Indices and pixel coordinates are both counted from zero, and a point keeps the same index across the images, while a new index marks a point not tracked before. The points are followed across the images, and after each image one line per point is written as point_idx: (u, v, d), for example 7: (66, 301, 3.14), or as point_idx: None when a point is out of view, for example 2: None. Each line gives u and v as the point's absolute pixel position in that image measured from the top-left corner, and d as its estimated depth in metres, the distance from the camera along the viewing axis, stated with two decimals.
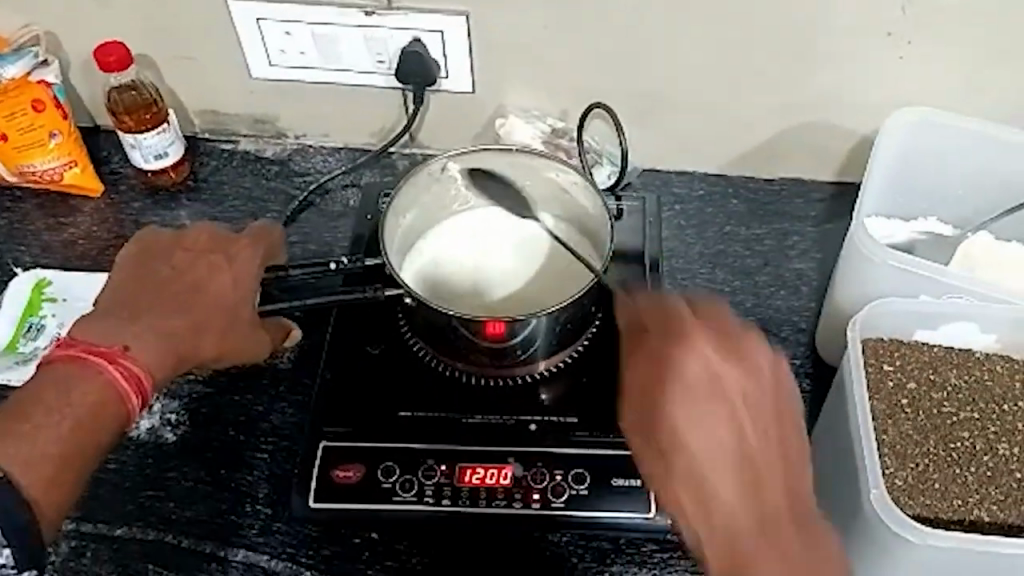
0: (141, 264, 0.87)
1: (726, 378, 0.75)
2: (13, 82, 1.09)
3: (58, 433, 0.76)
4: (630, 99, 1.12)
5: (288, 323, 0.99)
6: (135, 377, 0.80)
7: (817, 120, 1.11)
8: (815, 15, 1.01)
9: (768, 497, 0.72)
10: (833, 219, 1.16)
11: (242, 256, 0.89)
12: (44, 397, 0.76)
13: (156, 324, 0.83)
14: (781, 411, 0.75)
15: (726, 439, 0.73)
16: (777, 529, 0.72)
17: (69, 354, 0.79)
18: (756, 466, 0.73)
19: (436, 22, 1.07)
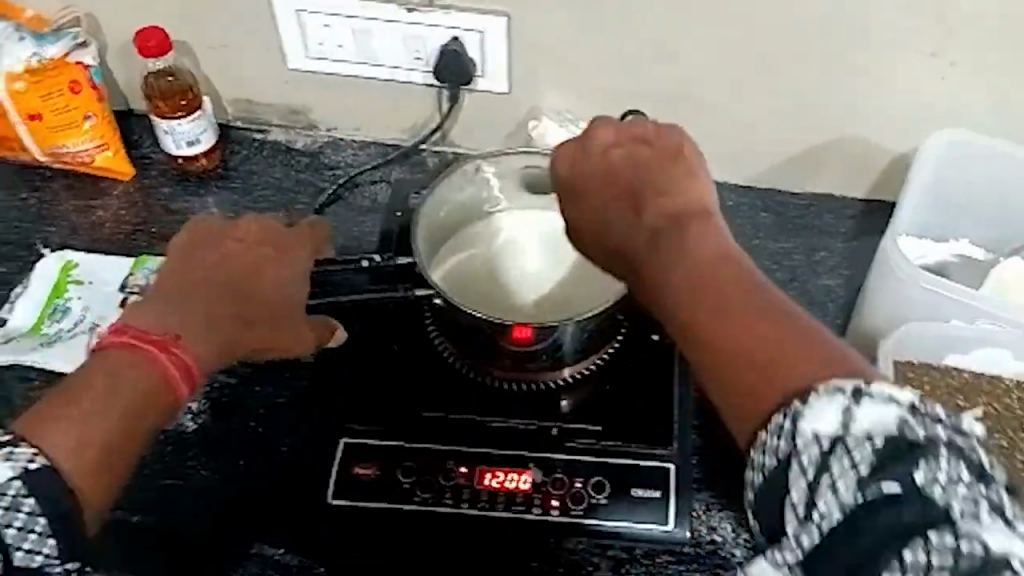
0: (188, 255, 0.83)
1: (628, 166, 0.80)
2: (52, 62, 1.08)
3: (106, 418, 0.67)
4: (665, 107, 1.11)
5: (332, 322, 0.96)
6: (187, 368, 0.74)
7: (852, 136, 1.10)
8: (858, 32, 1.00)
9: (683, 246, 0.69)
10: (862, 237, 1.15)
11: (294, 253, 0.88)
12: (97, 380, 0.68)
13: (211, 316, 0.79)
14: (686, 176, 0.77)
15: (631, 214, 0.77)
16: (693, 279, 0.66)
17: (118, 341, 0.71)
18: (662, 220, 0.73)
19: (476, 21, 1.06)
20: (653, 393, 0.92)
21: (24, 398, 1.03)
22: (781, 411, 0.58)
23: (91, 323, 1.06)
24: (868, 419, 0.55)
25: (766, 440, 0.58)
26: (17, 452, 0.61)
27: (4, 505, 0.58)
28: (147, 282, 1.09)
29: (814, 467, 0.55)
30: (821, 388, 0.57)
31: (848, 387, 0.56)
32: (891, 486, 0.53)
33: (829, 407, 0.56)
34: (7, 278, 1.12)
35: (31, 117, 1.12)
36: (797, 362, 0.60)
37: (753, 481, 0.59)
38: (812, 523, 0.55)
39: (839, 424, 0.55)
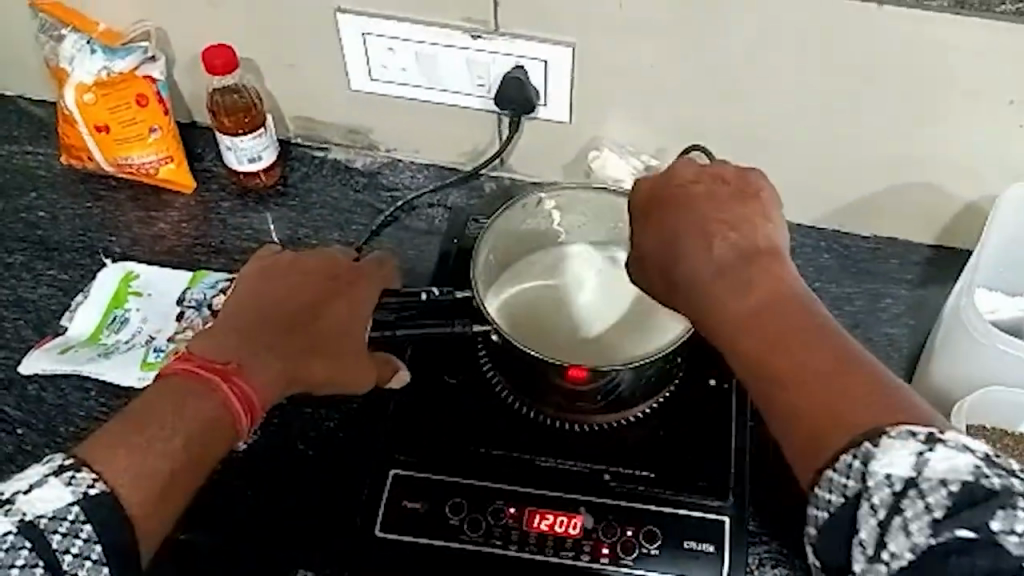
0: (259, 283, 0.85)
1: (700, 198, 0.80)
2: (121, 75, 1.11)
3: (170, 448, 0.70)
4: (732, 145, 1.09)
5: (398, 364, 0.95)
6: (247, 399, 0.76)
7: (922, 182, 1.06)
8: (938, 78, 0.97)
9: (754, 284, 0.71)
10: (929, 284, 1.12)
11: (359, 289, 0.89)
12: (160, 408, 0.71)
13: (273, 347, 0.80)
14: (760, 217, 0.77)
15: (702, 243, 0.76)
16: (765, 315, 0.69)
17: (181, 369, 0.74)
18: (735, 258, 0.74)
19: (543, 51, 1.04)
20: (706, 441, 0.93)
21: (80, 408, 1.04)
22: (851, 447, 0.61)
23: (147, 336, 1.07)
24: (943, 467, 0.58)
25: (834, 476, 0.61)
26: (79, 476, 0.64)
27: (63, 530, 0.62)
28: (204, 297, 1.09)
29: (886, 507, 0.59)
30: (891, 429, 0.60)
31: (922, 432, 0.60)
32: (967, 531, 0.57)
33: (903, 451, 0.59)
34: (68, 286, 1.12)
35: (99, 129, 1.14)
36: (867, 403, 0.63)
37: (817, 518, 0.62)
38: (881, 563, 0.59)
39: (913, 471, 0.59)
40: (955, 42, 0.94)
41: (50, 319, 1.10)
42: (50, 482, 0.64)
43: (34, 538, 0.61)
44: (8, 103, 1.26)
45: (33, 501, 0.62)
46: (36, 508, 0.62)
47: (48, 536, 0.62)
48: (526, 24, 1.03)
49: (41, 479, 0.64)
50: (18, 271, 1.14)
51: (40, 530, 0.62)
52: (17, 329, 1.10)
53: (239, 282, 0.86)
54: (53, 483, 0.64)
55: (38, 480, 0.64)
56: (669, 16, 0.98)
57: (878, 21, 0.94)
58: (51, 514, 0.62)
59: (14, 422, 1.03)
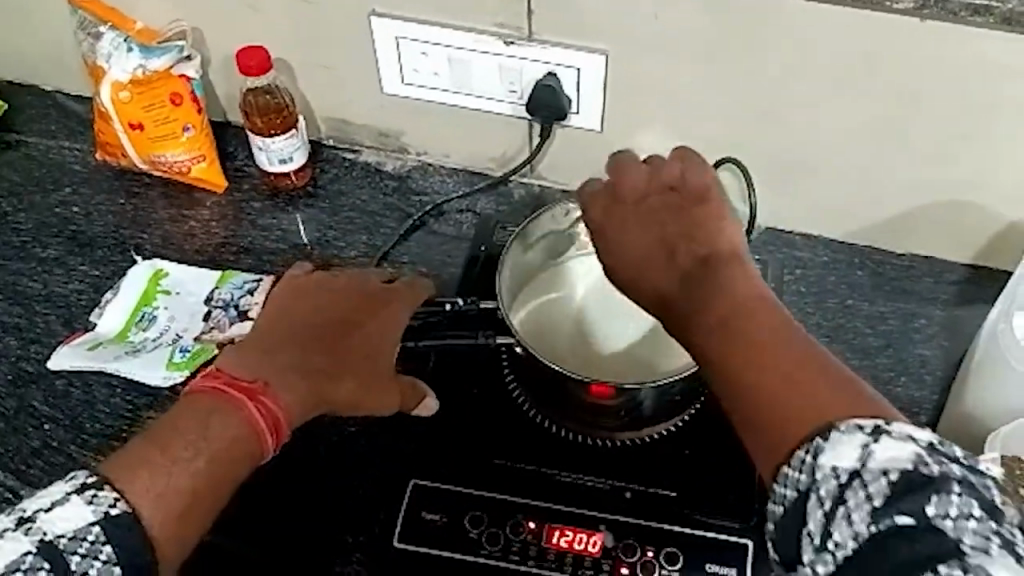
0: (291, 302, 0.86)
1: (644, 208, 0.84)
2: (157, 74, 1.11)
3: (194, 466, 0.70)
4: (767, 159, 1.06)
5: (424, 391, 0.94)
6: (273, 417, 0.76)
7: (961, 201, 1.04)
8: (983, 96, 0.94)
9: (710, 284, 0.74)
10: (964, 305, 1.09)
11: (390, 312, 0.89)
12: (186, 426, 0.72)
13: (300, 367, 0.80)
14: (708, 222, 0.81)
15: (667, 257, 0.79)
16: (718, 317, 0.72)
17: (209, 386, 0.75)
18: (694, 262, 0.78)
19: (576, 59, 1.02)
20: (729, 464, 0.92)
21: (107, 405, 1.05)
22: (804, 444, 0.62)
23: (174, 334, 1.08)
24: (886, 457, 0.59)
25: (789, 471, 0.62)
26: (100, 495, 0.65)
27: (82, 551, 0.63)
28: (232, 297, 1.09)
29: (831, 498, 0.59)
30: (839, 424, 0.62)
31: (868, 426, 0.60)
32: (904, 518, 0.57)
33: (849, 445, 0.60)
34: (99, 282, 1.14)
35: (133, 127, 1.15)
36: (819, 399, 0.64)
37: (772, 512, 0.63)
38: (827, 553, 0.59)
39: (856, 462, 0.59)
40: (999, 58, 0.91)
41: (80, 314, 1.11)
42: (71, 501, 0.64)
43: (52, 558, 0.62)
44: (46, 97, 1.27)
45: (53, 520, 0.63)
46: (57, 528, 0.63)
47: (67, 557, 0.62)
48: (559, 32, 1.01)
49: (63, 497, 0.64)
50: (51, 266, 1.15)
51: (59, 550, 0.62)
52: (48, 324, 1.11)
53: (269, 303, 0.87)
54: (74, 502, 0.64)
55: (61, 498, 0.64)
56: (704, 26, 0.96)
57: (921, 37, 0.91)
58: (71, 534, 0.63)
59: (43, 418, 1.04)
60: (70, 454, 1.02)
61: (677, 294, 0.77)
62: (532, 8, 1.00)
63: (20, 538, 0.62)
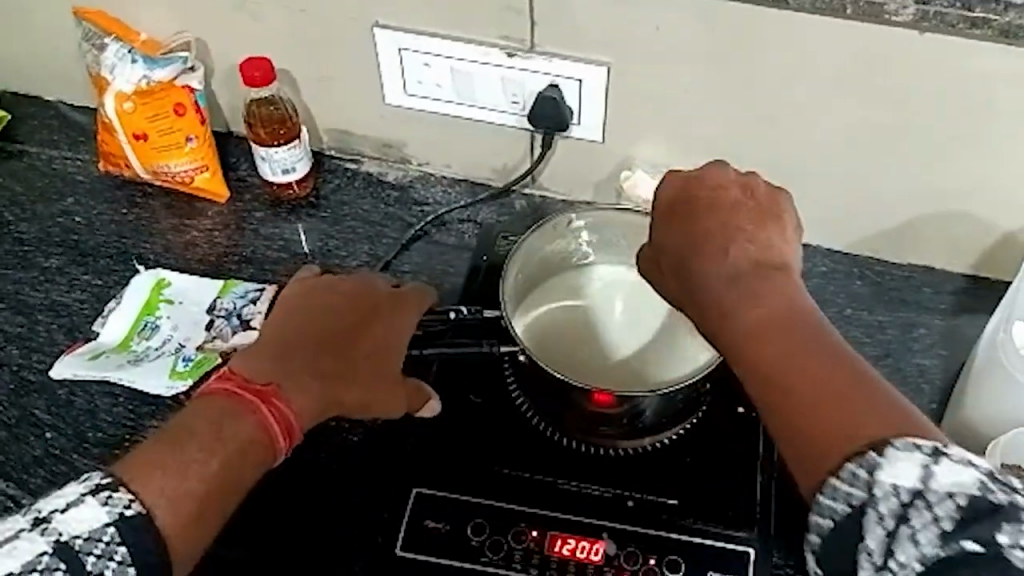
0: (300, 302, 0.87)
1: (688, 205, 0.82)
2: (161, 84, 1.12)
3: (207, 468, 0.71)
4: (767, 170, 1.07)
5: (429, 394, 0.94)
6: (285, 421, 0.77)
7: (960, 211, 1.05)
8: (980, 109, 0.95)
9: (757, 290, 0.73)
10: (963, 315, 1.09)
11: (398, 315, 0.91)
12: (199, 428, 0.72)
13: (313, 369, 0.81)
14: (771, 227, 0.79)
15: (707, 255, 0.78)
16: (769, 325, 0.71)
17: (223, 390, 0.75)
18: (738, 264, 0.76)
19: (578, 70, 1.03)
20: (731, 472, 0.93)
21: (109, 413, 1.05)
22: (855, 458, 0.63)
23: (177, 343, 1.08)
24: (949, 480, 0.60)
25: (839, 484, 0.62)
26: (115, 497, 0.65)
27: (98, 552, 0.63)
28: (234, 306, 1.10)
29: (894, 517, 0.60)
30: (895, 440, 0.62)
31: (928, 446, 0.61)
32: (973, 543, 0.58)
33: (909, 462, 0.60)
34: (101, 291, 1.14)
35: (137, 137, 1.15)
36: (872, 415, 0.64)
37: (821, 525, 0.63)
38: (889, 570, 0.60)
39: (919, 482, 0.60)
40: (996, 70, 0.92)
41: (82, 323, 1.12)
42: (87, 502, 0.65)
43: (69, 559, 0.63)
44: (49, 108, 1.28)
45: (68, 521, 0.64)
46: (72, 529, 0.63)
47: (83, 557, 0.63)
48: (561, 43, 1.02)
49: (78, 498, 0.65)
50: (53, 276, 1.15)
51: (75, 551, 0.63)
52: (50, 333, 1.11)
53: (277, 305, 0.87)
54: (90, 503, 0.65)
55: (76, 498, 0.65)
56: (705, 38, 0.97)
57: (919, 48, 0.92)
58: (86, 535, 0.63)
59: (45, 427, 1.05)
60: (73, 462, 1.02)
61: (721, 294, 0.75)
62: (534, 20, 1.01)
63: (36, 539, 0.63)
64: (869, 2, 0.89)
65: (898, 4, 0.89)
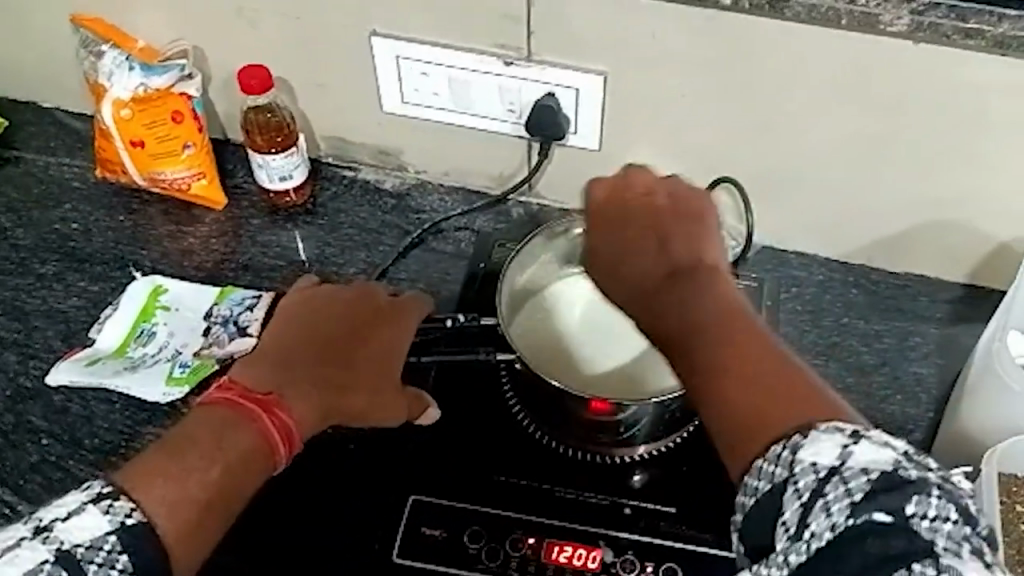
0: (297, 311, 0.89)
1: (631, 211, 0.87)
2: (158, 91, 1.12)
3: (207, 476, 0.70)
4: (763, 179, 1.08)
5: (427, 401, 0.94)
6: (286, 430, 0.77)
7: (955, 220, 1.05)
8: (973, 119, 0.96)
9: (689, 287, 0.77)
10: (958, 324, 1.10)
11: (397, 325, 0.92)
12: (199, 436, 0.72)
13: (312, 377, 0.82)
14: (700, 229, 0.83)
15: (650, 252, 0.82)
16: (696, 319, 0.74)
17: (223, 398, 0.75)
18: (675, 265, 0.80)
19: (575, 79, 1.04)
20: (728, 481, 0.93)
21: (105, 420, 1.05)
22: (782, 440, 0.64)
23: (173, 350, 1.08)
24: (865, 458, 0.61)
25: (765, 465, 0.64)
26: (116, 505, 0.65)
27: (99, 560, 0.62)
28: (231, 313, 1.10)
29: (810, 491, 0.61)
30: (819, 424, 0.64)
31: (848, 429, 0.62)
32: (881, 514, 0.59)
33: (829, 442, 0.62)
34: (98, 297, 1.14)
35: (134, 144, 1.16)
36: (797, 401, 0.66)
37: (745, 504, 0.64)
38: (803, 541, 0.60)
39: (837, 460, 0.61)
40: (990, 80, 0.93)
41: (79, 330, 1.12)
42: (88, 510, 0.64)
43: (70, 567, 0.62)
44: (46, 114, 1.28)
45: (70, 529, 0.63)
46: (74, 537, 0.63)
47: (84, 566, 0.62)
48: (558, 52, 1.03)
49: (79, 506, 0.64)
50: (49, 282, 1.15)
51: (77, 559, 0.62)
52: (46, 339, 1.11)
53: (277, 313, 0.89)
54: (91, 511, 0.64)
55: (77, 507, 0.64)
56: (702, 48, 0.98)
57: (914, 58, 0.93)
58: (88, 544, 0.63)
59: (40, 433, 1.04)
60: (68, 469, 1.02)
61: (656, 293, 0.79)
62: (532, 29, 1.01)
63: (38, 547, 0.62)
64: (864, 13, 0.90)
65: (893, 15, 0.89)
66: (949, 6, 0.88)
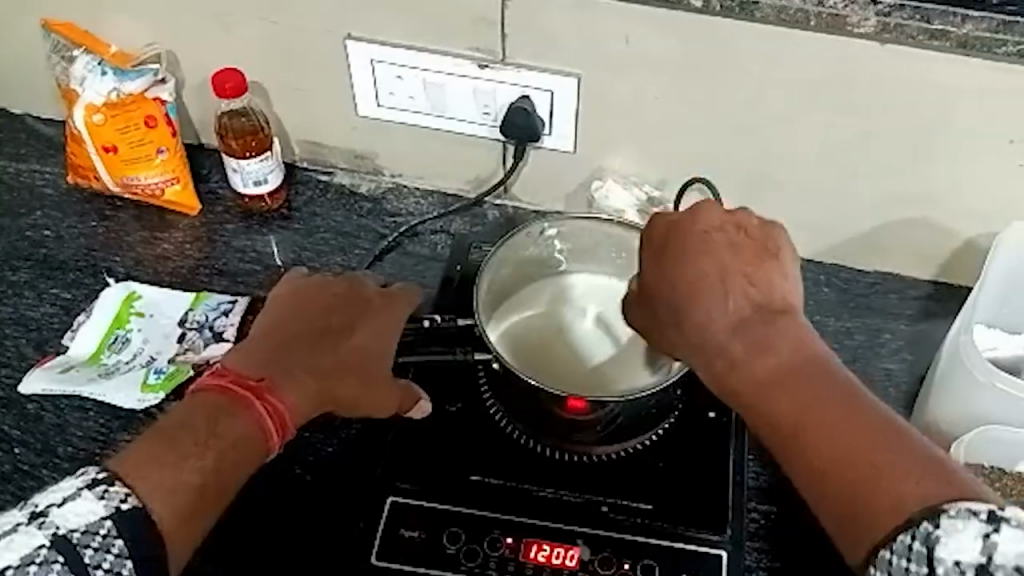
0: (297, 308, 0.87)
1: (715, 248, 0.79)
2: (131, 96, 1.11)
3: (204, 463, 0.71)
4: (735, 179, 1.09)
5: (419, 394, 0.94)
6: (278, 416, 0.78)
7: (922, 218, 1.07)
8: (938, 119, 0.98)
9: (770, 348, 0.73)
10: (927, 320, 1.12)
11: (384, 314, 0.91)
12: (194, 423, 0.73)
13: (303, 364, 0.82)
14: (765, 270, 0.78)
15: (726, 303, 0.76)
16: (784, 386, 0.71)
17: (216, 386, 0.76)
18: (751, 319, 0.75)
19: (549, 82, 1.05)
20: (705, 477, 0.94)
21: (80, 427, 1.04)
22: (907, 528, 0.63)
23: (147, 357, 1.07)
24: (1014, 551, 0.60)
25: (892, 557, 0.63)
26: (112, 491, 0.65)
27: (95, 545, 0.63)
28: (206, 319, 1.09)
29: None
30: (949, 507, 0.62)
31: (984, 513, 0.61)
32: None
33: (967, 534, 0.60)
34: (71, 304, 1.13)
35: (106, 149, 1.15)
36: (918, 481, 0.65)
37: None
38: None
39: (982, 557, 0.60)
40: (956, 80, 0.95)
41: (51, 337, 1.11)
42: (83, 496, 0.65)
43: (67, 552, 0.63)
44: (16, 121, 1.27)
45: (66, 514, 0.64)
46: (70, 522, 0.63)
47: (81, 550, 0.63)
48: (533, 55, 1.03)
49: (75, 492, 0.65)
50: (21, 290, 1.14)
51: (72, 544, 0.63)
52: (18, 347, 1.10)
53: (270, 305, 0.88)
54: (86, 497, 0.65)
55: (72, 493, 0.65)
56: (673, 50, 0.99)
57: (880, 59, 0.95)
58: (83, 529, 0.63)
59: (13, 441, 1.03)
60: (42, 477, 1.01)
61: (733, 352, 0.74)
62: (505, 31, 1.02)
63: (33, 532, 0.63)
64: (832, 14, 0.91)
65: (860, 16, 0.91)
66: (913, 7, 0.89)
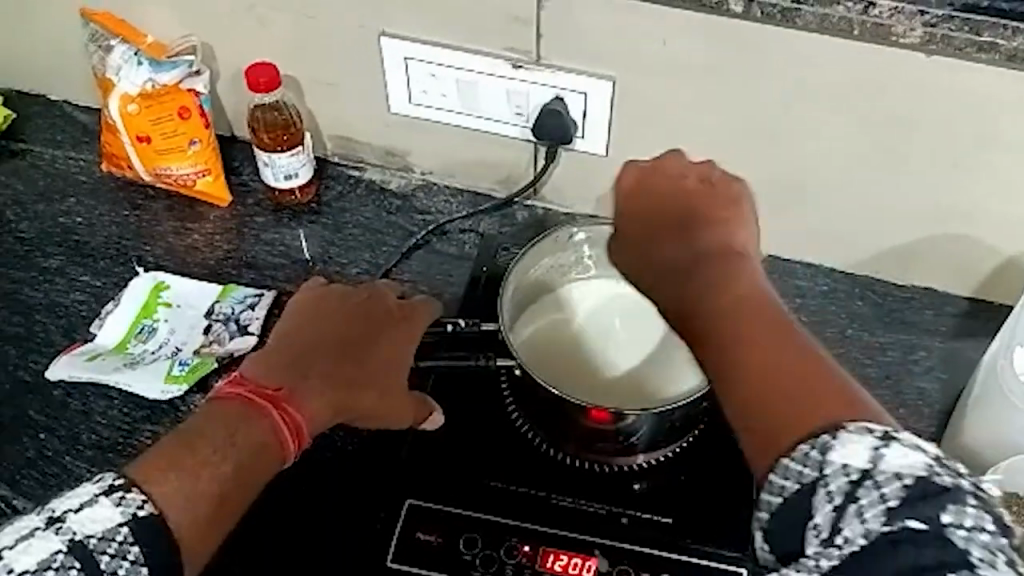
0: (315, 316, 0.87)
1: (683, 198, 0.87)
2: (166, 87, 1.12)
3: (221, 472, 0.71)
4: (769, 188, 1.07)
5: (432, 406, 0.93)
6: (295, 425, 0.77)
7: (962, 234, 1.04)
8: (982, 135, 0.95)
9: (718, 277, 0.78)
10: (963, 338, 1.09)
11: (402, 329, 0.90)
12: (212, 432, 0.73)
13: (322, 375, 0.82)
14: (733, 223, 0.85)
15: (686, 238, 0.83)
16: (723, 312, 0.74)
17: (236, 393, 0.76)
18: (706, 253, 0.81)
19: (583, 84, 1.03)
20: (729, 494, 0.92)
21: (104, 416, 1.05)
22: (806, 440, 0.64)
23: (173, 348, 1.08)
24: (898, 463, 0.60)
25: (790, 463, 0.63)
26: (129, 497, 0.65)
27: (111, 551, 0.63)
28: (232, 312, 1.10)
29: (842, 494, 0.60)
30: (849, 425, 0.63)
31: (878, 430, 0.62)
32: (916, 522, 0.58)
33: (859, 444, 0.61)
34: (100, 292, 1.14)
35: (140, 139, 1.15)
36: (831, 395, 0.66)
37: (770, 503, 0.63)
38: (834, 548, 0.59)
39: (868, 462, 0.60)
40: (1004, 94, 0.92)
41: (80, 324, 1.11)
42: (100, 502, 0.65)
43: (83, 558, 0.62)
44: (53, 107, 1.28)
45: (83, 520, 0.64)
46: (87, 528, 0.63)
47: (97, 557, 0.63)
48: (568, 57, 1.02)
49: (92, 498, 0.65)
50: (53, 276, 1.15)
51: (89, 550, 0.63)
52: (47, 333, 1.11)
53: (289, 314, 0.88)
54: (104, 503, 0.65)
55: (89, 499, 0.65)
56: (711, 56, 0.97)
57: (924, 70, 0.92)
58: (100, 535, 0.63)
59: (40, 428, 1.04)
60: (65, 464, 1.02)
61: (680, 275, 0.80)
62: (540, 32, 1.01)
63: (50, 537, 0.63)
64: (876, 23, 0.89)
65: (905, 26, 0.88)
66: (962, 19, 0.87)
